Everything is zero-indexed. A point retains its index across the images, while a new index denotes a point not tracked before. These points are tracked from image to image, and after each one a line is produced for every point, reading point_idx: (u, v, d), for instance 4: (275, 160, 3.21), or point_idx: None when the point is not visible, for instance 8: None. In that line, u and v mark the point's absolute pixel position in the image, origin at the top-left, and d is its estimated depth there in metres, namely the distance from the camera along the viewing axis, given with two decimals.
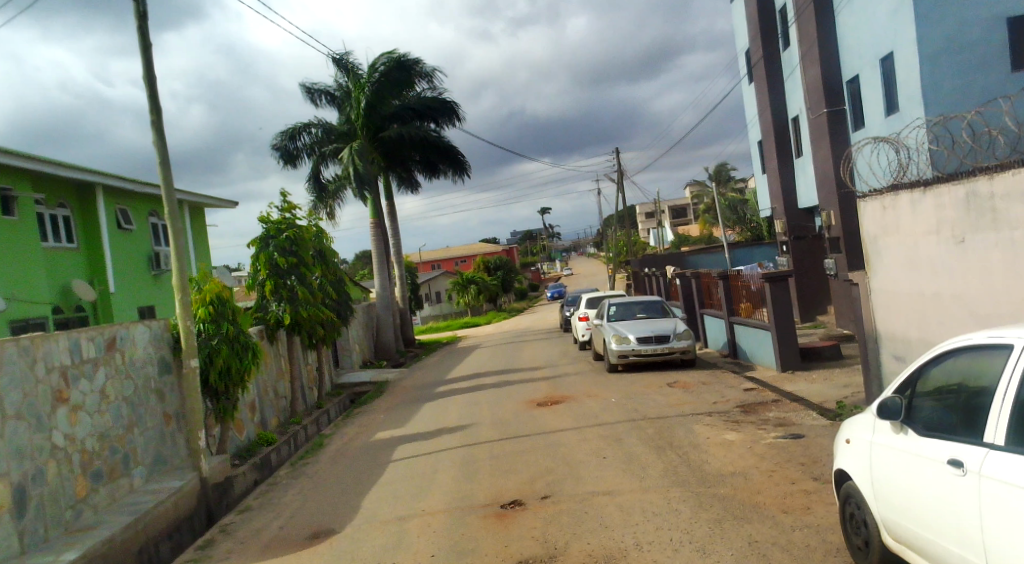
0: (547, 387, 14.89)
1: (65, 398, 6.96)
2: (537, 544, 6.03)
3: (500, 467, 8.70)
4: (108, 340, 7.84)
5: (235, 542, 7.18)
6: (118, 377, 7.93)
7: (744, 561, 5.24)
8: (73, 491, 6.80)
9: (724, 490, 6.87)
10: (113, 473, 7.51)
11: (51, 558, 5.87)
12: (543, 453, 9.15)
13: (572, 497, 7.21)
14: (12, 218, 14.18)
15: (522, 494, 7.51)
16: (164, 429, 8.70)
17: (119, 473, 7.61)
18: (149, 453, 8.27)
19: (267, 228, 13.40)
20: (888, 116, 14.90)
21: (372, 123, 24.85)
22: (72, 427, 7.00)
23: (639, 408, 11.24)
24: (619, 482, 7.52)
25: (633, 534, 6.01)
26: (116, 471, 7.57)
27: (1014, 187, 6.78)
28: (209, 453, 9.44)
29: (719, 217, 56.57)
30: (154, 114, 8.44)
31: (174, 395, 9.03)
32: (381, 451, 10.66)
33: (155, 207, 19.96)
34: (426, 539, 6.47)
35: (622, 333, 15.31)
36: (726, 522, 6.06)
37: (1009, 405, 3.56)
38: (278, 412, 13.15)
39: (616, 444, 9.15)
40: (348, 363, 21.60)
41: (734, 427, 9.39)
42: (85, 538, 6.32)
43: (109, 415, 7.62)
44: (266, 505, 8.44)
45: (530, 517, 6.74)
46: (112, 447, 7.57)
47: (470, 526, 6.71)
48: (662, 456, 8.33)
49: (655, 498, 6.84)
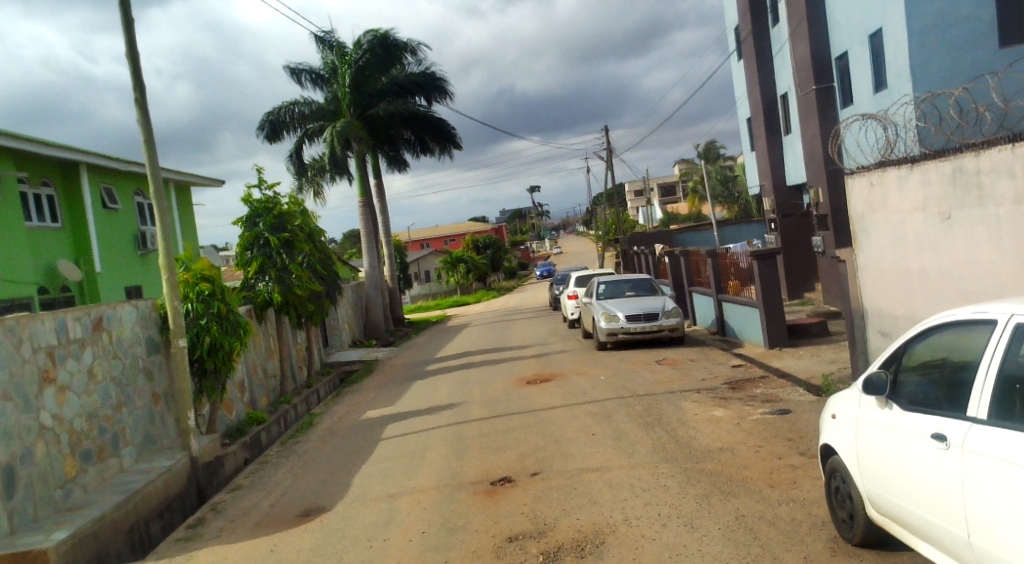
0: (537, 365, 14.94)
1: (52, 379, 6.93)
2: (527, 521, 6.08)
3: (489, 445, 8.74)
4: (94, 320, 7.80)
5: (225, 521, 7.21)
6: (106, 357, 7.90)
7: (731, 535, 5.30)
8: (62, 471, 6.79)
9: (712, 466, 6.94)
10: (102, 453, 7.51)
11: (42, 538, 5.88)
12: (532, 430, 9.20)
13: (561, 473, 7.27)
14: None
15: (512, 471, 7.56)
16: (153, 409, 8.69)
17: (108, 453, 7.60)
18: (138, 433, 8.27)
19: (254, 207, 13.32)
20: (877, 93, 14.91)
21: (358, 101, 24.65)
22: (59, 408, 6.98)
23: (627, 386, 11.30)
24: (608, 458, 7.58)
25: (621, 510, 6.07)
26: (105, 451, 7.56)
27: (1000, 163, 6.80)
28: (198, 432, 9.45)
29: (708, 195, 56.59)
30: (138, 92, 8.35)
31: (162, 375, 9.01)
32: (371, 430, 10.69)
33: (141, 186, 19.80)
34: (417, 517, 6.51)
35: (611, 311, 15.36)
36: (714, 497, 6.12)
37: (992, 379, 3.60)
38: (267, 391, 13.14)
39: (605, 421, 9.21)
40: (338, 342, 21.59)
41: (721, 403, 9.47)
42: (75, 518, 6.34)
43: (97, 395, 7.61)
44: (256, 484, 8.46)
45: (519, 494, 6.80)
46: (101, 427, 7.56)
47: (460, 503, 6.75)
48: (651, 433, 8.39)
49: (644, 474, 6.91)
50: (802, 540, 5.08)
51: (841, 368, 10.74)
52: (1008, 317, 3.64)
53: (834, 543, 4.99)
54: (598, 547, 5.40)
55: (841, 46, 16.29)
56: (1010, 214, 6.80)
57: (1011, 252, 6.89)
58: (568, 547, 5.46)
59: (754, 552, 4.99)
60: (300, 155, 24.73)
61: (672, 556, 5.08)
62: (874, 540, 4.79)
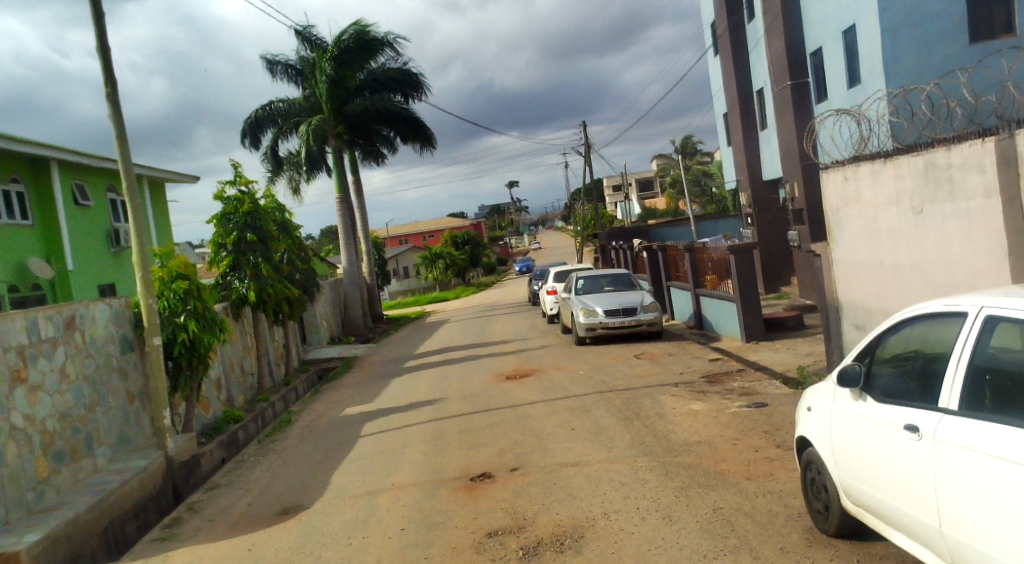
0: (515, 360, 14.95)
1: (23, 378, 6.85)
2: (507, 516, 6.09)
3: (469, 441, 8.73)
4: (67, 319, 7.71)
5: (203, 520, 7.15)
6: (79, 356, 7.82)
7: (710, 527, 5.34)
8: (34, 472, 6.71)
9: (690, 459, 6.98)
10: (75, 453, 7.42)
11: (15, 540, 5.81)
12: (512, 425, 9.21)
13: (540, 468, 7.28)
14: None
15: (492, 466, 7.57)
16: (127, 408, 8.60)
17: (82, 453, 7.53)
18: (113, 432, 8.18)
19: (227, 205, 13.17)
20: (851, 88, 15.05)
21: (335, 97, 24.52)
22: (32, 408, 6.89)
23: (606, 380, 11.35)
24: (587, 453, 7.61)
25: (600, 504, 6.09)
26: (79, 451, 7.49)
27: (971, 158, 6.89)
28: (175, 431, 9.37)
29: (686, 190, 56.83)
30: (109, 88, 8.25)
31: (137, 373, 8.93)
32: (350, 427, 10.64)
33: (114, 182, 19.57)
34: (396, 513, 6.50)
35: (590, 306, 15.40)
36: (692, 489, 6.16)
37: (962, 368, 3.65)
38: (245, 389, 13.05)
39: (584, 415, 9.24)
40: (316, 339, 21.49)
41: (699, 396, 9.53)
42: (48, 519, 6.27)
43: (70, 395, 7.52)
44: (234, 483, 8.41)
45: (499, 489, 6.81)
46: (75, 426, 7.48)
47: (440, 499, 6.75)
48: (629, 427, 8.44)
49: (623, 468, 6.94)
50: (778, 531, 5.13)
51: (817, 361, 10.85)
52: (978, 309, 3.69)
53: (810, 533, 5.05)
54: (578, 540, 5.42)
55: (816, 42, 16.42)
56: (980, 208, 6.90)
57: (982, 245, 6.98)
58: (547, 542, 5.48)
59: (731, 544, 5.03)
60: (275, 152, 24.56)
61: (651, 550, 5.11)
62: (849, 531, 4.85)
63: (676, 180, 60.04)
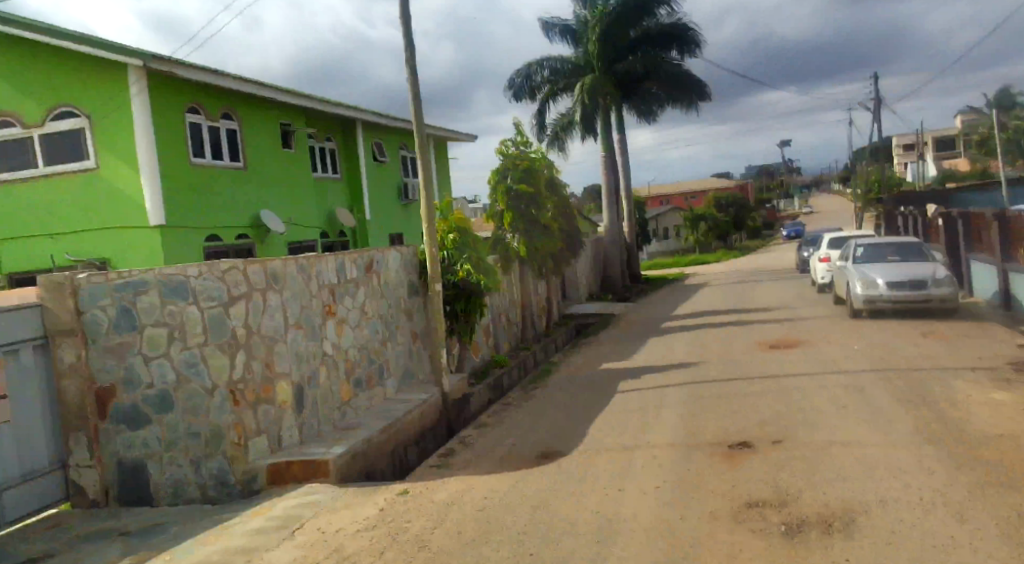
0: (783, 329, 14.27)
1: (333, 312, 7.69)
2: (771, 488, 5.87)
3: (730, 408, 8.51)
4: (368, 262, 8.51)
5: (472, 453, 7.67)
6: (376, 296, 8.62)
7: (1010, 535, 4.75)
8: (339, 395, 7.57)
9: (984, 453, 6.27)
10: (372, 381, 8.27)
11: (325, 449, 6.63)
12: (775, 396, 8.83)
13: (809, 444, 6.91)
14: (290, 151, 15.76)
15: (754, 436, 7.31)
16: (412, 346, 9.38)
17: (376, 382, 8.35)
18: (400, 366, 8.98)
19: (506, 161, 13.80)
20: None
21: (607, 57, 24.60)
22: (339, 338, 7.74)
23: (883, 357, 10.48)
24: (860, 434, 7.11)
25: (874, 490, 5.66)
26: (374, 379, 8.31)
27: None
28: (450, 370, 10.11)
29: (990, 151, 50.36)
30: (409, 52, 8.88)
31: (420, 315, 9.70)
32: (609, 382, 10.81)
33: (408, 141, 21.22)
34: (654, 471, 6.51)
35: (869, 277, 14.27)
36: (989, 489, 5.52)
37: None
38: (511, 338, 13.74)
39: (859, 394, 8.62)
40: (576, 295, 22.03)
41: (1001, 384, 8.50)
42: (351, 436, 7.07)
43: (368, 329, 8.34)
44: (501, 423, 8.91)
45: (761, 461, 6.57)
46: (371, 358, 8.30)
47: (699, 463, 6.65)
48: (915, 411, 7.75)
49: (905, 455, 6.37)
50: None
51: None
52: None
53: None
54: (846, 526, 5.08)
55: None
56: None
57: None
58: (814, 521, 5.20)
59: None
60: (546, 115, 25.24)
61: (935, 547, 4.66)
62: None
63: (980, 139, 53.34)
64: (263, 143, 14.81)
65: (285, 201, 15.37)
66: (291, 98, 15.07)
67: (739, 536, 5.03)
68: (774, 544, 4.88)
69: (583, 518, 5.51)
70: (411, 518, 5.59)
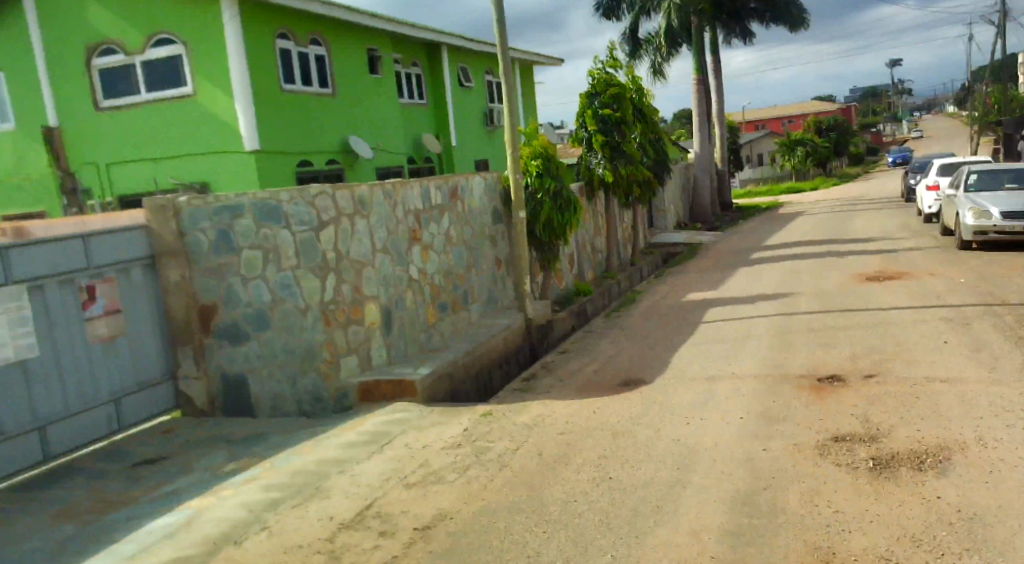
0: None
1: (416, 238, 9.87)
2: (604, 434, 7.17)
3: (555, 381, 9.72)
4: (369, 193, 8.96)
5: None
6: (401, 238, 9.47)
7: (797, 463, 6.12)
8: (357, 310, 8.60)
9: (766, 393, 8.05)
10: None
11: (414, 369, 8.65)
12: (592, 365, 10.47)
13: (631, 399, 8.20)
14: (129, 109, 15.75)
15: (582, 396, 8.74)
16: (434, 303, 10.13)
17: (418, 317, 9.70)
18: (418, 314, 9.69)
19: None
20: None
21: None
22: (424, 262, 9.98)
23: (685, 318, 12.55)
24: (669, 385, 8.75)
25: (694, 434, 6.96)
26: (416, 316, 9.65)
27: None
28: (470, 306, 11.23)
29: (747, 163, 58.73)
30: None
31: (462, 258, 11.10)
32: None
33: None
34: (505, 428, 7.47)
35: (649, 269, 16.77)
36: (775, 425, 7.01)
37: None
38: None
39: (658, 357, 10.48)
40: None
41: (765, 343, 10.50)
42: (424, 360, 9.12)
43: (393, 256, 9.22)
44: (453, 338, 10.27)
45: (595, 415, 7.71)
46: (420, 283, 9.81)
47: (545, 419, 7.69)
48: (707, 365, 9.38)
49: (709, 403, 7.80)
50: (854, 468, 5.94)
51: (903, 307, 11.48)
52: None
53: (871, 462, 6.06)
54: (682, 468, 6.22)
55: None
56: None
57: None
58: (641, 456, 6.55)
59: (821, 478, 5.83)
60: None
61: (728, 468, 6.17)
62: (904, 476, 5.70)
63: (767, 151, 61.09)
64: (143, 124, 15.66)
65: (157, 169, 15.87)
66: (138, 98, 15.62)
67: (580, 474, 6.24)
68: (595, 487, 5.97)
69: (451, 470, 6.47)
70: (301, 501, 5.93)
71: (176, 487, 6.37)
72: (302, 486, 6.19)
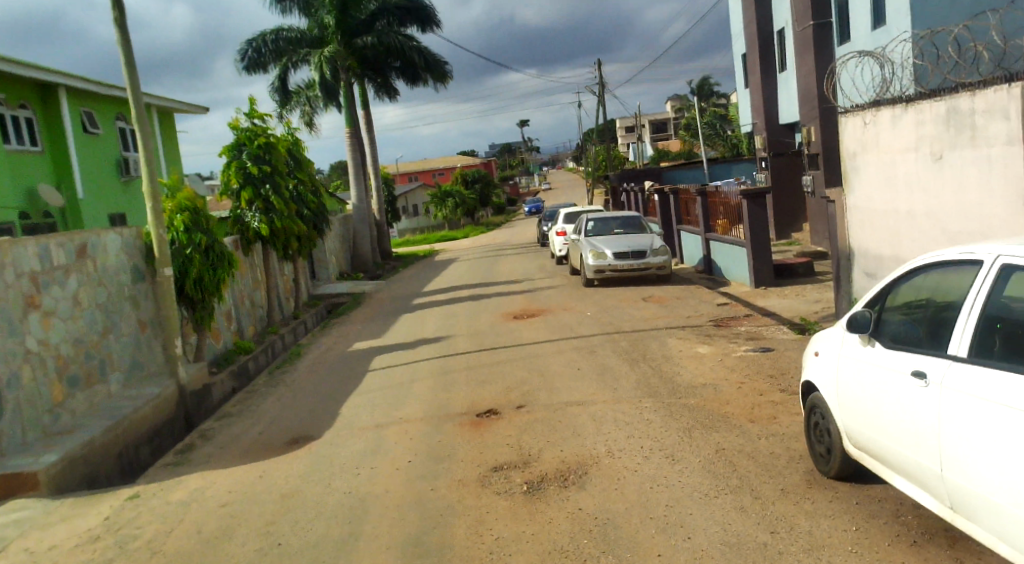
0: (524, 302, 15.39)
1: (36, 304, 7.08)
2: (513, 451, 6.39)
3: (476, 378, 9.14)
4: (79, 247, 7.97)
5: (214, 447, 7.61)
6: (92, 283, 8.09)
7: (712, 470, 5.58)
8: (51, 395, 7.01)
9: (694, 401, 7.33)
10: (89, 378, 7.74)
11: (32, 460, 6.16)
12: (519, 363, 9.68)
13: (547, 406, 7.63)
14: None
15: (498, 403, 7.94)
16: (140, 336, 8.89)
17: (95, 379, 7.84)
18: (126, 359, 8.48)
19: (239, 135, 13.62)
20: (875, 30, 15.72)
21: (346, 29, 25.11)
22: (44, 333, 7.13)
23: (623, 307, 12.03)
24: (594, 392, 7.98)
25: (605, 442, 6.41)
26: (93, 376, 7.80)
27: (995, 103, 7.17)
28: (186, 359, 9.78)
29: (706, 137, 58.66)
30: (118, 14, 8.63)
31: (148, 302, 9.22)
32: (358, 362, 11.12)
33: (124, 111, 20.13)
34: (404, 445, 6.85)
35: (599, 249, 16.20)
36: (696, 431, 6.48)
37: (974, 317, 3.69)
38: (255, 321, 13.49)
39: (591, 356, 9.71)
40: (325, 275, 22.60)
41: (706, 340, 10.01)
42: (63, 441, 6.60)
43: (83, 321, 7.79)
44: (243, 413, 8.87)
45: (505, 425, 7.14)
46: (87, 353, 7.77)
47: (448, 433, 7.09)
48: (637, 368, 8.87)
49: (628, 408, 7.28)
50: (779, 473, 5.40)
51: None
52: (994, 257, 3.72)
53: (810, 475, 5.30)
54: (583, 478, 5.67)
55: None
56: (1001, 154, 7.21)
57: (1000, 194, 7.32)
58: (552, 477, 5.75)
59: (723, 485, 5.28)
60: (283, 81, 24.98)
61: (652, 487, 5.36)
62: (849, 475, 5.09)
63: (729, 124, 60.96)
64: None
65: None
66: None
67: (484, 500, 5.43)
68: (484, 506, 5.33)
69: (333, 503, 5.61)
70: (148, 543, 5.19)
71: (12, 522, 5.55)
72: (152, 529, 5.42)
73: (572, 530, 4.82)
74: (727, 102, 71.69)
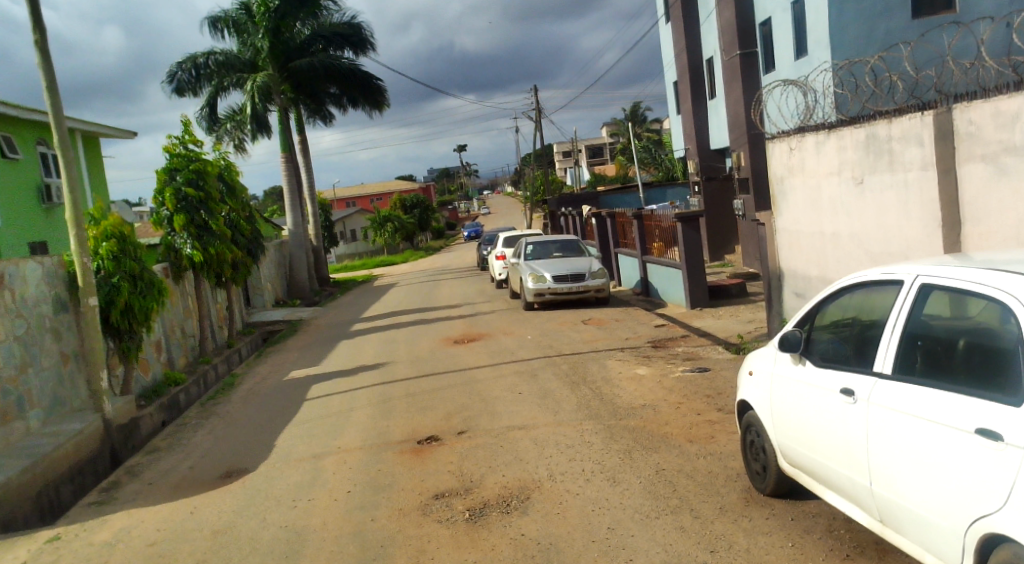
0: (465, 326, 15.38)
1: None
2: (453, 478, 6.36)
3: (415, 405, 9.08)
4: None
5: (143, 484, 7.39)
6: (8, 315, 7.79)
7: (653, 491, 5.63)
8: None
9: (634, 423, 7.41)
10: (6, 416, 7.44)
11: None
12: (458, 389, 9.64)
13: (488, 431, 7.63)
14: None
15: (439, 429, 7.89)
16: (62, 369, 8.59)
17: (13, 416, 7.53)
18: (46, 394, 8.19)
19: (171, 161, 13.37)
20: (797, 58, 16.30)
21: (280, 53, 24.94)
22: None
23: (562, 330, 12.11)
24: (535, 417, 8.00)
25: (545, 466, 6.42)
26: (10, 413, 7.49)
27: (910, 130, 7.48)
28: (114, 393, 9.44)
29: (641, 160, 59.66)
30: (39, 37, 8.41)
31: (71, 334, 8.93)
32: (296, 391, 10.94)
33: (44, 136, 19.53)
34: (343, 475, 6.75)
35: (539, 272, 16.31)
36: (636, 452, 6.55)
37: (896, 336, 3.83)
38: (187, 351, 13.14)
39: (531, 380, 9.73)
40: (260, 301, 22.21)
41: (644, 361, 10.16)
42: None
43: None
44: (175, 446, 8.66)
45: (446, 452, 7.11)
46: (4, 389, 7.48)
47: (387, 461, 7.03)
48: (576, 390, 8.93)
49: (569, 431, 7.32)
50: (718, 492, 5.48)
51: None
52: (914, 277, 3.87)
53: (747, 494, 5.39)
54: (524, 503, 5.67)
55: (764, 13, 17.80)
56: (917, 179, 7.52)
57: (918, 216, 7.62)
58: (493, 503, 5.73)
59: (665, 507, 5.32)
60: (213, 107, 24.61)
61: (594, 510, 5.38)
62: (784, 491, 5.19)
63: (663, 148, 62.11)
64: None
65: None
66: None
67: (425, 528, 5.38)
68: (422, 534, 5.27)
69: (268, 537, 5.49)
70: None
71: None
72: None
73: (513, 556, 4.81)
74: (660, 126, 73.16)
